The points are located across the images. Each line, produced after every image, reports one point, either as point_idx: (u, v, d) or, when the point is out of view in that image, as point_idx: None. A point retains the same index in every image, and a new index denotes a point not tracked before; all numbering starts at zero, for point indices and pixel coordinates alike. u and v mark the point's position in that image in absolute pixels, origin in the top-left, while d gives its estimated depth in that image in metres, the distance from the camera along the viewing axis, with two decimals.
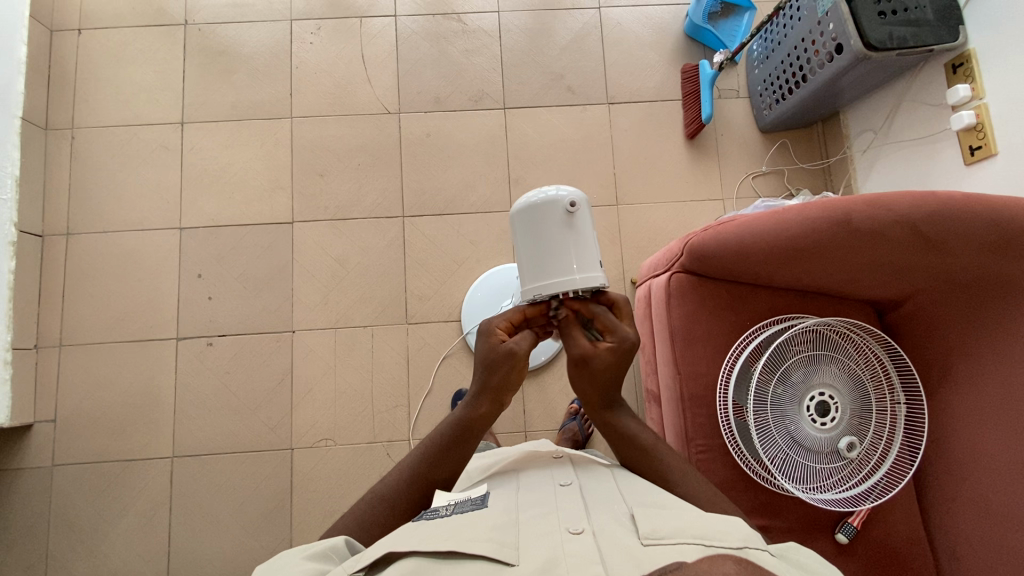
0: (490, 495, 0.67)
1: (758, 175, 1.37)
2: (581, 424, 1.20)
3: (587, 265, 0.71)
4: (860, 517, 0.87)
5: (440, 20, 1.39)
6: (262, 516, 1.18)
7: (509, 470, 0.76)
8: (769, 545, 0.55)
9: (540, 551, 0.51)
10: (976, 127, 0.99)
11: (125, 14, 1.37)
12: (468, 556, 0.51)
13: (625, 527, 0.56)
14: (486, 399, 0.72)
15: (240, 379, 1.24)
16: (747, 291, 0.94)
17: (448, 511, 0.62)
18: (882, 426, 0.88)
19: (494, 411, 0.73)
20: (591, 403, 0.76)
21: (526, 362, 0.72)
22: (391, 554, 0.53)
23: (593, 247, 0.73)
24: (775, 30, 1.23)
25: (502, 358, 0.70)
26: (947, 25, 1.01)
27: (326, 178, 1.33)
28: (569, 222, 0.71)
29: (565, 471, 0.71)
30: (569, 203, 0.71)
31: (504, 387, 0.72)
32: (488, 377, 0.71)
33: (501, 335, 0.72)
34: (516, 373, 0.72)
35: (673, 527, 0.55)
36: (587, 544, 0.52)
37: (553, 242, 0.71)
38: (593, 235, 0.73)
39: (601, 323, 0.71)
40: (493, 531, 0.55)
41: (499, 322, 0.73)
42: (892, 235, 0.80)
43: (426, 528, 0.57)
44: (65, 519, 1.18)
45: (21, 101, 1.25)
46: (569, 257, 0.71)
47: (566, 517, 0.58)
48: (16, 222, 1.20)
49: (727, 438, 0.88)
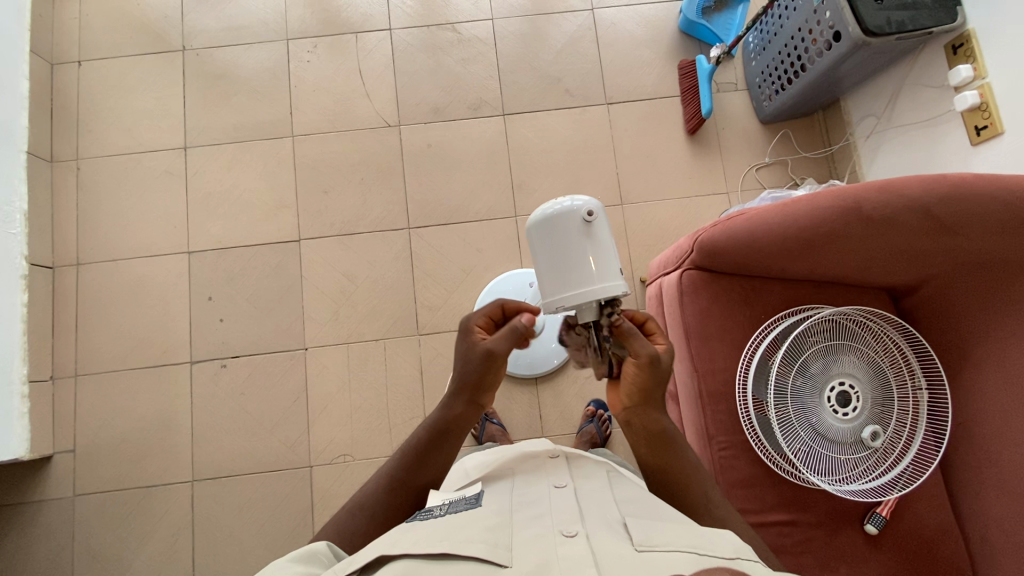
0: (485, 494, 0.66)
1: (761, 167, 1.36)
2: (599, 427, 1.19)
3: (606, 274, 0.70)
4: (889, 507, 0.86)
5: (435, 30, 1.40)
6: (285, 534, 1.18)
7: (503, 470, 0.75)
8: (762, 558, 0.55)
9: (535, 554, 0.51)
10: (981, 107, 0.98)
11: (123, 43, 1.38)
12: (460, 556, 0.51)
13: (618, 533, 0.56)
14: (461, 398, 0.70)
15: (256, 399, 1.24)
16: (759, 284, 0.93)
17: (442, 510, 0.62)
18: (905, 413, 0.87)
19: (473, 411, 0.71)
20: (638, 406, 0.69)
21: (504, 360, 0.68)
22: (382, 557, 0.53)
23: (613, 255, 0.72)
24: (769, 22, 1.23)
25: (477, 356, 0.68)
26: (944, 7, 1.00)
27: (330, 194, 1.33)
28: (587, 232, 0.71)
29: (561, 471, 0.70)
30: (587, 213, 0.71)
31: (481, 386, 0.69)
32: (461, 373, 0.69)
33: (481, 333, 0.70)
34: (491, 375, 0.68)
35: (667, 536, 0.55)
36: (580, 546, 0.52)
37: (570, 251, 0.71)
38: (612, 243, 0.72)
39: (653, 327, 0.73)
40: (487, 531, 0.56)
41: (478, 320, 0.71)
42: (903, 220, 0.79)
43: (418, 529, 0.57)
44: (86, 549, 1.18)
45: (25, 136, 1.26)
46: (590, 267, 0.70)
47: (559, 518, 0.58)
48: (27, 256, 1.22)
49: (749, 434, 0.87)
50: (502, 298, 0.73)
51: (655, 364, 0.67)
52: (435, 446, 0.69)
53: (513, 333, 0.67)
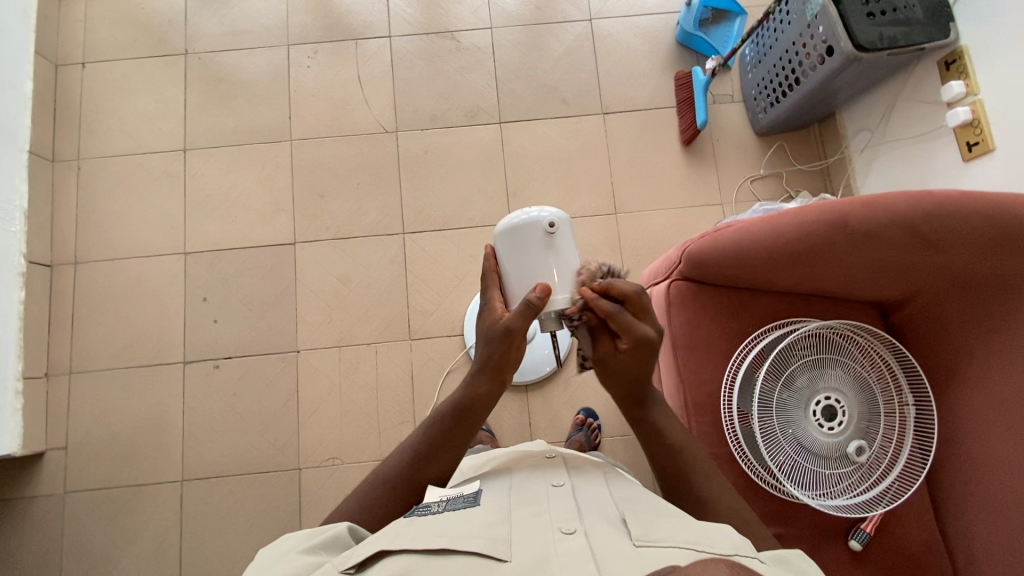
0: (483, 492, 0.66)
1: (756, 179, 1.36)
2: (587, 435, 1.18)
3: (567, 286, 0.71)
4: (873, 523, 0.86)
5: (435, 38, 1.41)
6: (272, 537, 1.18)
7: (502, 468, 0.74)
8: (761, 554, 0.54)
9: (533, 549, 0.51)
10: (973, 124, 0.99)
11: (127, 46, 1.40)
12: (458, 552, 0.51)
13: (616, 529, 0.56)
14: (485, 377, 0.70)
15: (247, 400, 1.25)
16: (747, 296, 0.93)
17: (440, 507, 0.62)
18: (891, 428, 0.87)
19: (495, 390, 0.71)
20: (619, 403, 0.76)
21: (524, 338, 0.69)
22: (382, 552, 0.52)
23: (575, 267, 0.72)
24: (765, 35, 1.23)
25: (498, 334, 0.68)
26: (937, 23, 1.01)
27: (326, 198, 1.34)
28: (549, 244, 0.70)
29: (558, 470, 0.70)
30: (549, 224, 0.70)
31: (504, 364, 0.70)
32: (486, 351, 0.70)
33: (503, 309, 0.71)
34: (516, 350, 0.69)
35: (665, 532, 0.54)
36: (579, 542, 0.52)
37: (532, 262, 0.70)
38: (574, 254, 0.72)
39: (618, 325, 0.68)
40: (486, 528, 0.55)
41: (495, 296, 0.72)
42: (888, 236, 0.79)
43: (418, 526, 0.56)
44: (75, 546, 1.18)
45: (27, 135, 1.28)
46: (551, 279, 0.70)
47: (557, 516, 0.57)
48: (24, 253, 1.23)
49: (733, 447, 0.87)
50: (489, 245, 0.75)
51: (606, 366, 0.73)
52: (460, 426, 0.70)
53: (527, 307, 0.67)
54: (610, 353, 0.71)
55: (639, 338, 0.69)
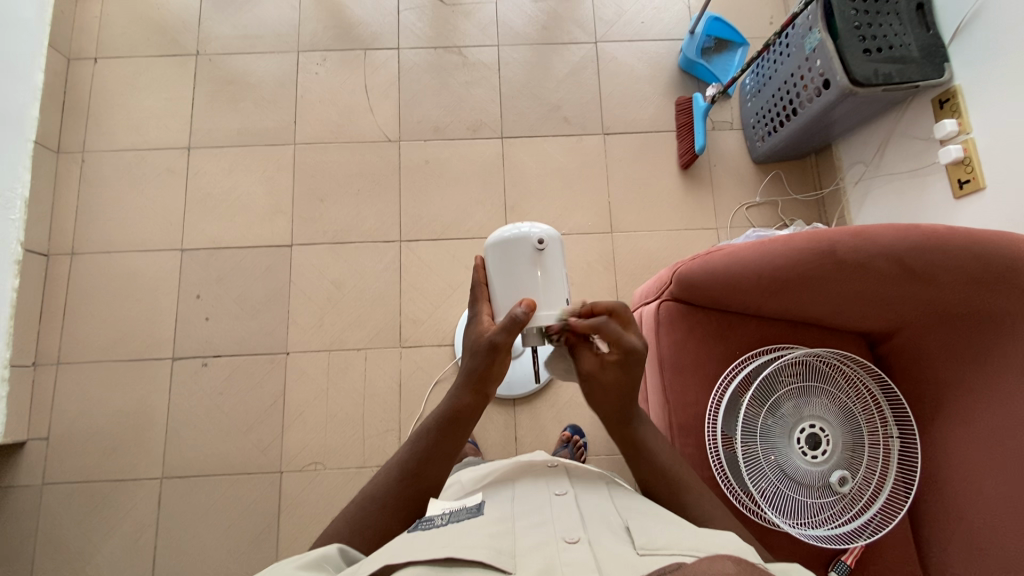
0: (485, 504, 0.65)
1: (752, 206, 1.38)
2: (573, 452, 1.17)
3: (551, 302, 0.72)
4: (854, 555, 0.85)
5: (442, 53, 1.44)
6: (249, 540, 1.17)
7: (502, 480, 0.73)
8: (767, 562, 0.54)
9: (539, 560, 0.50)
10: (965, 162, 1.00)
11: (139, 44, 1.43)
12: (465, 562, 0.49)
13: (622, 538, 0.55)
14: (469, 390, 0.70)
15: (233, 400, 1.25)
16: (736, 320, 0.94)
17: (444, 519, 0.59)
18: (875, 460, 0.87)
19: (476, 405, 0.71)
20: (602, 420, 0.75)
21: (508, 352, 0.69)
22: (387, 567, 0.50)
23: (561, 283, 0.73)
24: (765, 65, 1.26)
25: (481, 348, 0.69)
26: (932, 62, 1.03)
27: (326, 203, 1.36)
28: (538, 259, 0.72)
29: (561, 482, 0.69)
30: (539, 240, 0.71)
31: (487, 377, 0.70)
32: (470, 364, 0.70)
33: (489, 322, 0.72)
34: (498, 365, 0.69)
35: (669, 539, 0.53)
36: (584, 553, 0.51)
37: (518, 277, 0.72)
38: (561, 271, 0.74)
39: (606, 336, 0.69)
40: (491, 538, 0.54)
41: (485, 309, 0.74)
42: (877, 268, 0.80)
43: (423, 537, 0.54)
44: (49, 540, 1.17)
45: (34, 126, 1.29)
46: (539, 295, 0.72)
47: (562, 526, 0.56)
48: (21, 241, 1.23)
49: (716, 470, 0.86)
50: (479, 257, 0.77)
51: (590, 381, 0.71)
52: (447, 436, 0.70)
53: (511, 321, 0.67)
54: (597, 368, 0.71)
55: (627, 348, 0.69)
